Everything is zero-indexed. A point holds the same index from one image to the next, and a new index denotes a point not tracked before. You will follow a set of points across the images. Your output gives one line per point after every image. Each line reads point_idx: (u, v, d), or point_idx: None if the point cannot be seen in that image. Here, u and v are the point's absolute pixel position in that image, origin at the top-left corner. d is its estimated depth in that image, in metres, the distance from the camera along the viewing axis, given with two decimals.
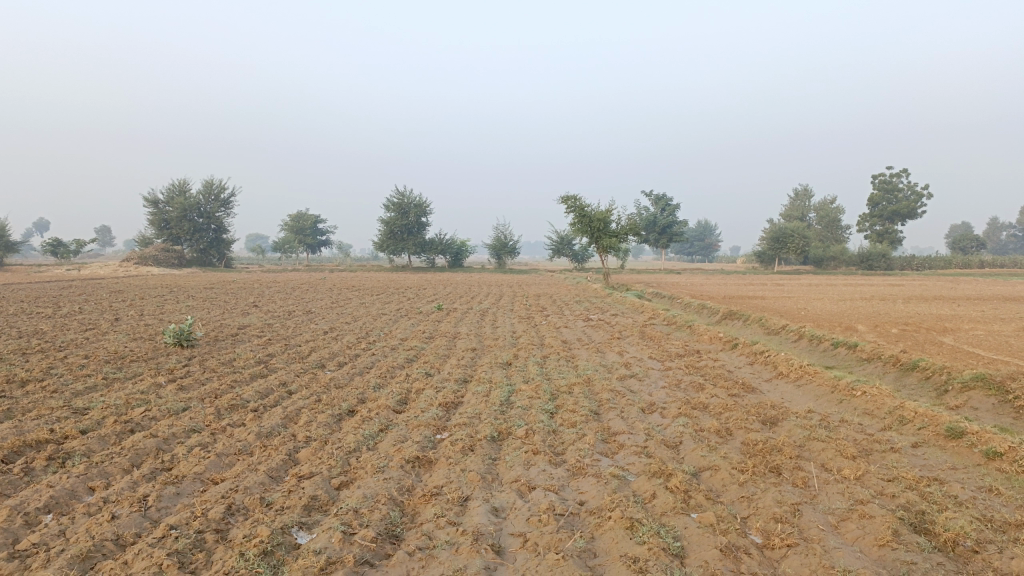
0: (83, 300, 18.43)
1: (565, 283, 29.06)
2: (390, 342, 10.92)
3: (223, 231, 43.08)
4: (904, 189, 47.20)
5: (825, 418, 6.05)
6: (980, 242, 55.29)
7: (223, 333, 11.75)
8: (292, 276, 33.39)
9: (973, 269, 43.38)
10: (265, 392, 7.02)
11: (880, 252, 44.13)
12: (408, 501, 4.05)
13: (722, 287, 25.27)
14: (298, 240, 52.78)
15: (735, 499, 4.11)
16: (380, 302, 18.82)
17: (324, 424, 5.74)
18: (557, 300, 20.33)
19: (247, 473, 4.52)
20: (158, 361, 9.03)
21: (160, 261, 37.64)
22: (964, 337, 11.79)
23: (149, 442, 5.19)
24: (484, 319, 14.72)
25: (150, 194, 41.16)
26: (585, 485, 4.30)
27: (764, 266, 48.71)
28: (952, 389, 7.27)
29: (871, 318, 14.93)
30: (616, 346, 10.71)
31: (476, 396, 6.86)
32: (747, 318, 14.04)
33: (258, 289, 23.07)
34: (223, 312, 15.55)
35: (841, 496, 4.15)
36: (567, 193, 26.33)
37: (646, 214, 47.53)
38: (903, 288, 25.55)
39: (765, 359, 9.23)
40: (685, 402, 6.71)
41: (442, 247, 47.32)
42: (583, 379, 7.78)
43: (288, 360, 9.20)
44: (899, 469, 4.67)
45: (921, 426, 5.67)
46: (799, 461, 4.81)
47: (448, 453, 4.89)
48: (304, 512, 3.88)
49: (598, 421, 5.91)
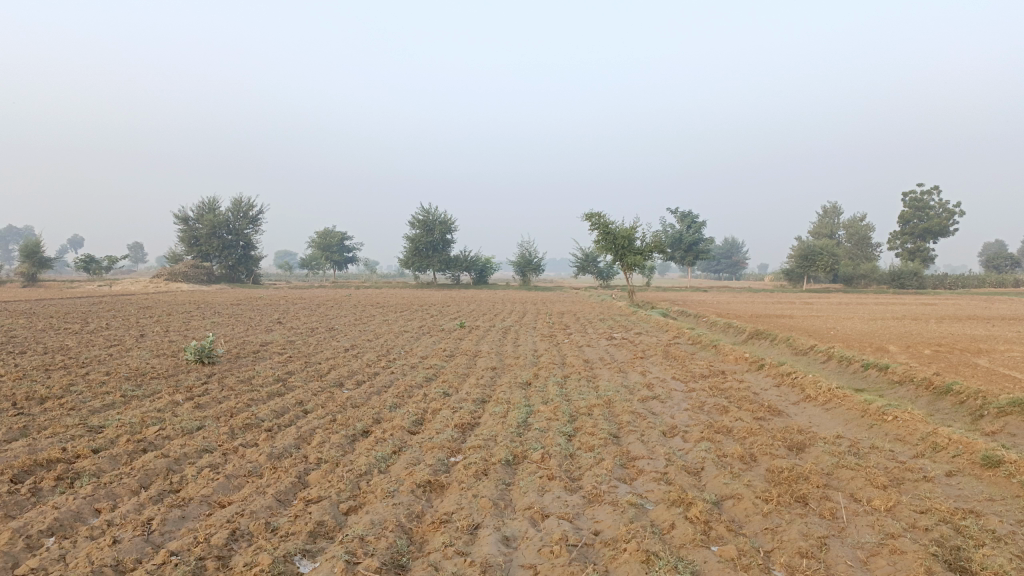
0: (111, 315, 18.62)
1: (589, 301, 28.85)
2: (410, 360, 10.83)
3: (252, 248, 43.52)
4: (935, 206, 46.38)
5: (854, 445, 5.82)
6: (1015, 261, 54.13)
7: (244, 350, 11.73)
8: (318, 292, 33.56)
9: (1008, 288, 42.40)
10: (281, 411, 6.95)
11: (912, 270, 43.30)
12: (417, 528, 3.92)
13: (748, 306, 24.95)
14: (325, 257, 53.14)
15: (758, 531, 3.92)
16: (403, 319, 18.78)
17: (337, 445, 5.63)
18: (581, 318, 20.13)
19: (255, 496, 4.42)
20: (177, 379, 9.01)
21: (189, 277, 38.05)
22: (1000, 359, 11.44)
23: (159, 462, 5.13)
24: (506, 337, 14.59)
25: (181, 211, 41.73)
26: (601, 514, 4.14)
27: (792, 284, 48.04)
28: (988, 413, 6.99)
29: (902, 339, 14.59)
30: (639, 366, 10.49)
31: (494, 417, 6.72)
32: (775, 338, 13.75)
33: (283, 306, 23.15)
34: (247, 328, 15.59)
35: (871, 529, 3.94)
36: (591, 210, 26.16)
37: (671, 231, 47.21)
38: (935, 308, 24.98)
39: (793, 380, 8.99)
40: (708, 425, 6.51)
41: (467, 265, 47.40)
42: (603, 400, 7.61)
43: (307, 377, 9.13)
44: (932, 500, 4.45)
45: (956, 454, 5.43)
46: (826, 491, 4.61)
47: (461, 477, 4.76)
48: (309, 539, 3.77)
49: (617, 445, 5.74)
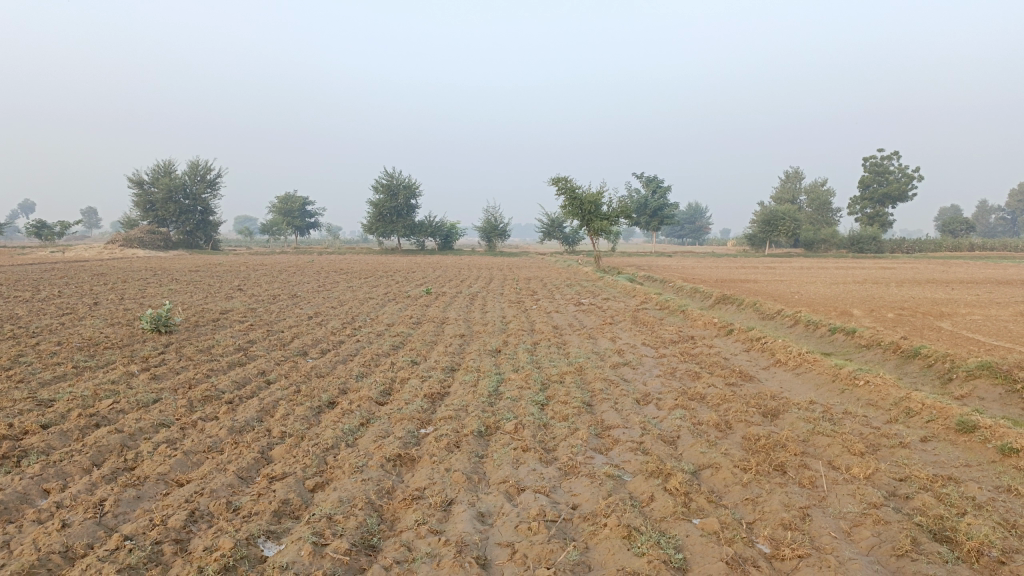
0: (63, 283, 17.97)
1: (555, 266, 28.75)
2: (376, 328, 10.59)
3: (211, 214, 42.51)
4: (895, 171, 46.99)
5: (828, 411, 5.78)
6: (969, 225, 55.20)
7: (204, 318, 11.38)
8: (280, 258, 32.96)
9: (963, 252, 43.28)
10: (242, 382, 6.69)
11: (871, 235, 43.95)
12: (387, 505, 3.75)
13: (713, 271, 25.06)
14: (287, 222, 52.23)
15: (739, 501, 3.83)
16: (367, 286, 18.45)
17: (302, 418, 5.42)
18: (548, 283, 19.99)
19: (215, 473, 4.20)
20: (133, 348, 8.68)
21: (145, 244, 37.03)
22: (962, 322, 11.57)
23: (113, 438, 4.86)
24: (473, 303, 14.39)
25: (135, 174, 40.49)
26: (578, 487, 4.00)
27: (755, 249, 48.45)
28: (957, 377, 7.02)
29: (866, 302, 14.72)
30: (609, 332, 10.39)
31: (464, 386, 6.56)
32: (742, 302, 13.77)
33: (244, 272, 22.60)
34: (206, 296, 15.15)
35: (853, 498, 3.88)
36: (557, 175, 25.87)
37: (637, 196, 47.19)
38: (895, 272, 25.32)
39: (762, 345, 8.95)
40: (681, 392, 6.42)
41: (432, 230, 46.93)
42: (574, 367, 7.49)
43: (269, 347, 8.85)
44: (910, 466, 4.40)
45: (929, 419, 5.40)
46: (805, 458, 4.53)
47: (432, 451, 4.59)
48: (274, 519, 3.57)
49: (591, 414, 5.61)
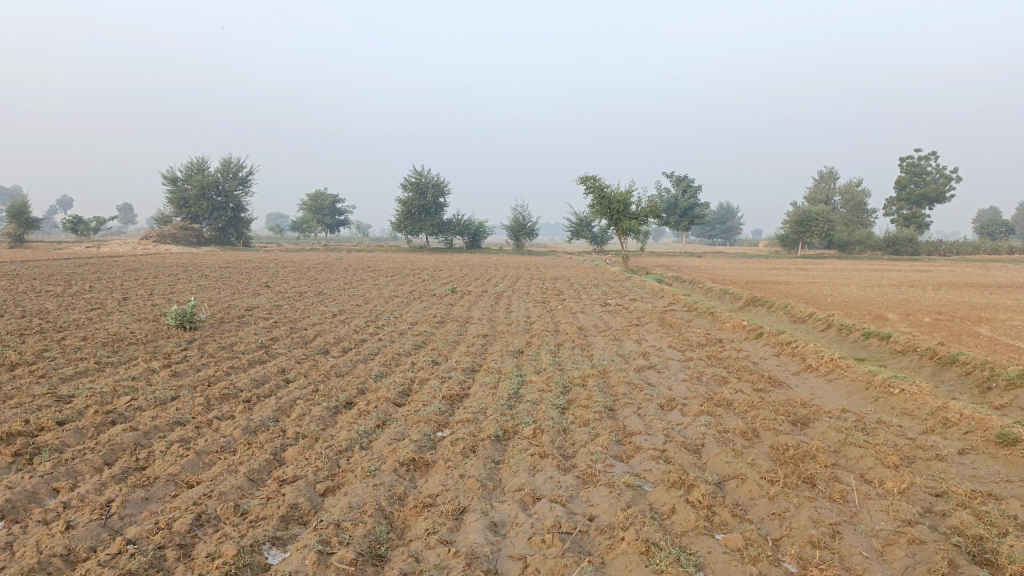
0: (95, 278, 18.19)
1: (583, 266, 28.54)
2: (399, 326, 10.52)
3: (242, 210, 42.91)
4: (933, 172, 45.95)
5: (860, 420, 5.56)
6: (1009, 228, 53.85)
7: (229, 315, 11.39)
8: (310, 255, 33.14)
9: (1002, 255, 42.23)
10: (261, 381, 6.64)
11: (907, 236, 43.02)
12: (398, 512, 3.64)
13: (743, 272, 24.66)
14: (317, 220, 52.57)
15: (764, 516, 3.65)
16: (394, 284, 18.42)
17: (317, 418, 5.33)
18: (575, 283, 19.82)
19: (225, 475, 4.13)
20: (156, 345, 8.68)
21: (178, 240, 37.52)
22: (1002, 328, 11.19)
23: (127, 436, 4.82)
24: (498, 303, 14.28)
25: (169, 171, 41.01)
26: (596, 497, 3.85)
27: (787, 250, 47.73)
28: (997, 386, 6.74)
29: (901, 306, 14.33)
30: (635, 334, 10.20)
31: (484, 387, 6.44)
32: (772, 305, 13.48)
33: (272, 269, 22.69)
34: (233, 292, 15.22)
35: (885, 515, 3.68)
36: (585, 174, 25.62)
37: (667, 196, 46.70)
38: (932, 274, 24.71)
39: (793, 350, 8.70)
40: (707, 397, 6.24)
41: (460, 228, 46.93)
42: (598, 370, 7.33)
43: (291, 344, 8.81)
44: (947, 481, 4.18)
45: (968, 431, 5.16)
46: (835, 471, 4.33)
47: (448, 455, 4.46)
48: (281, 525, 3.47)
49: (613, 419, 5.45)
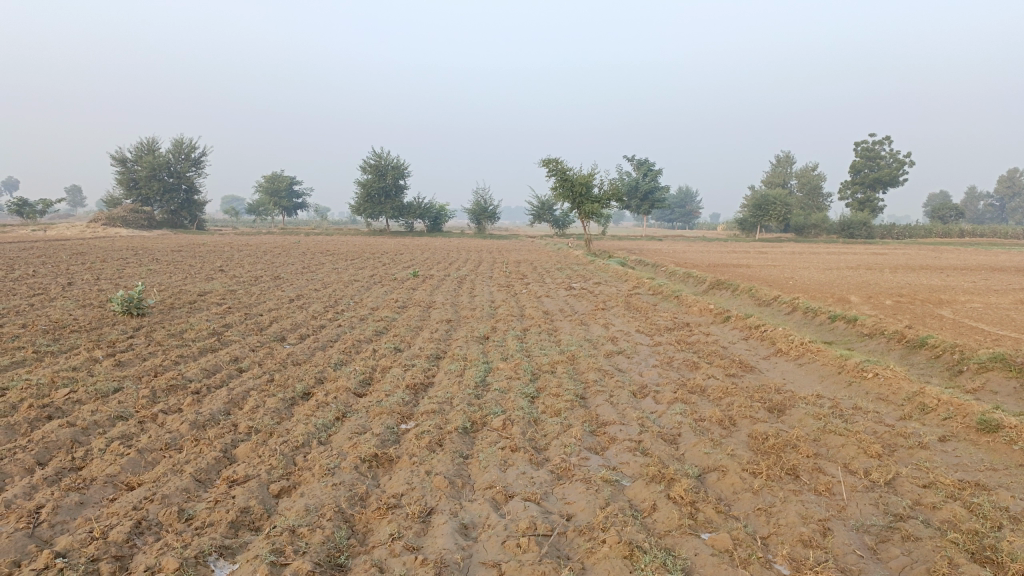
0: (39, 262, 17.40)
1: (545, 249, 28.33)
2: (359, 312, 10.17)
3: (196, 193, 41.71)
4: (887, 156, 46.69)
5: (837, 406, 5.42)
6: (958, 212, 55.06)
7: (180, 300, 10.89)
8: (266, 239, 32.36)
9: (953, 238, 43.20)
10: (211, 370, 6.26)
11: (861, 220, 43.69)
12: (360, 515, 3.35)
13: (704, 256, 24.75)
14: (274, 202, 51.45)
15: (750, 512, 3.46)
16: (353, 268, 17.97)
17: (272, 411, 5.00)
18: (539, 266, 19.59)
19: (170, 476, 3.79)
20: (100, 332, 8.20)
21: (128, 223, 36.34)
22: (962, 310, 11.28)
23: (63, 433, 4.44)
24: (461, 287, 13.96)
25: (118, 151, 39.61)
26: (572, 494, 3.61)
27: (745, 233, 48.18)
28: (968, 369, 6.69)
29: (862, 289, 14.42)
30: (602, 318, 10.01)
31: (449, 375, 6.17)
32: (737, 289, 13.42)
33: (227, 253, 21.97)
34: (185, 277, 14.65)
35: (875, 509, 3.52)
36: (547, 157, 25.28)
37: (628, 180, 46.68)
38: (887, 257, 24.99)
39: (762, 334, 8.59)
40: (681, 384, 6.06)
41: (420, 211, 46.31)
42: (566, 356, 7.10)
43: (245, 331, 8.41)
44: (932, 471, 4.04)
45: (947, 417, 5.04)
46: (818, 461, 4.16)
47: (413, 450, 4.18)
48: (230, 532, 3.17)
49: (585, 409, 5.23)
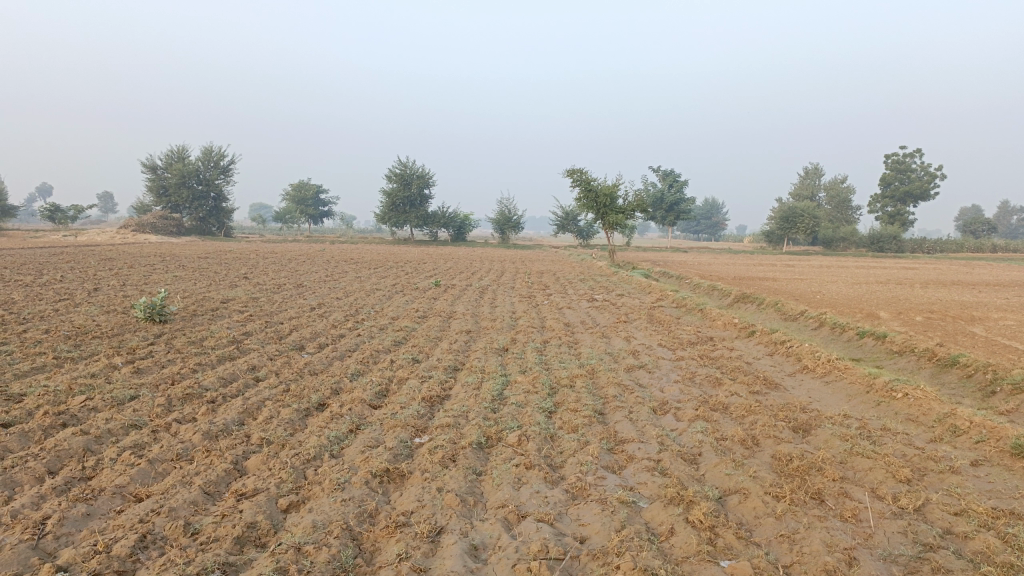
0: (68, 267, 17.64)
1: (568, 260, 28.22)
2: (379, 321, 10.14)
3: (224, 200, 42.20)
4: (917, 169, 46.00)
5: (864, 427, 5.25)
6: (991, 226, 54.04)
7: (202, 307, 10.93)
8: (291, 246, 32.64)
9: (985, 253, 42.39)
10: (228, 379, 6.24)
11: (891, 234, 43.03)
12: (368, 533, 3.27)
13: (729, 268, 24.48)
14: (300, 211, 51.93)
15: (772, 538, 3.32)
16: (376, 277, 17.99)
17: (286, 422, 4.94)
18: (562, 277, 19.46)
19: (179, 488, 3.74)
20: (121, 339, 8.23)
21: (158, 229, 36.84)
22: (995, 327, 10.99)
23: (75, 441, 4.41)
24: (483, 298, 13.89)
25: (148, 159, 40.18)
26: (587, 515, 3.50)
27: (772, 246, 47.69)
28: (1001, 390, 6.47)
29: (891, 304, 14.14)
30: (623, 331, 9.88)
31: (466, 388, 6.08)
32: (762, 303, 13.21)
33: (252, 260, 22.13)
34: (210, 284, 14.76)
35: (903, 538, 3.37)
36: (572, 167, 25.17)
37: (654, 191, 46.46)
38: (917, 272, 24.54)
39: (787, 350, 8.40)
40: (702, 400, 5.91)
41: (445, 221, 46.43)
42: (586, 369, 6.98)
43: (264, 339, 8.40)
44: (964, 498, 3.87)
45: (979, 440, 4.85)
46: (844, 485, 4.01)
47: (426, 466, 4.10)
48: (235, 548, 3.10)
49: (603, 425, 5.11)
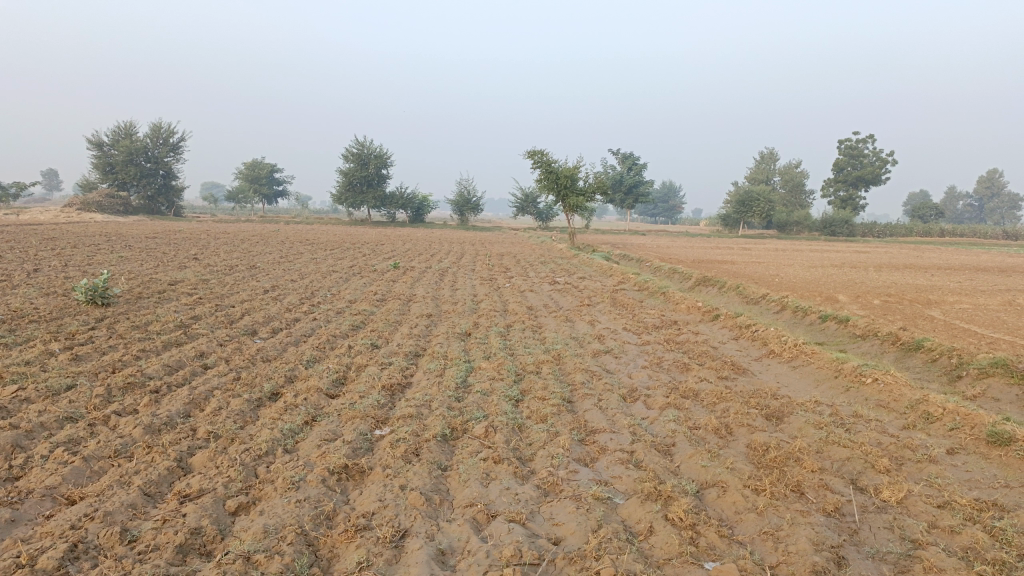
0: (7, 247, 16.80)
1: (527, 243, 27.95)
2: (336, 304, 9.79)
3: (173, 178, 40.89)
4: (869, 154, 46.77)
5: (836, 414, 5.14)
6: (939, 211, 55.29)
7: (150, 290, 10.42)
8: (244, 226, 31.75)
9: (933, 237, 43.40)
10: (174, 366, 5.87)
11: (843, 218, 43.76)
12: (326, 539, 3.01)
13: (688, 251, 24.48)
14: (254, 190, 50.72)
15: (756, 536, 3.16)
16: (332, 258, 17.53)
17: (236, 414, 4.63)
18: (522, 260, 19.23)
19: (116, 489, 3.42)
20: (60, 323, 7.75)
21: (104, 208, 35.52)
22: (952, 311, 11.09)
23: (3, 437, 4.04)
24: (443, 280, 13.58)
25: (94, 135, 38.70)
26: (560, 514, 3.29)
27: (728, 229, 48.12)
28: (967, 374, 6.44)
29: (848, 287, 14.23)
30: (587, 314, 9.70)
31: (428, 375, 5.82)
32: (723, 286, 13.17)
33: (204, 241, 21.42)
34: (157, 265, 14.15)
35: (890, 533, 3.24)
36: (532, 149, 24.84)
37: (612, 173, 46.43)
38: (868, 255, 24.94)
39: (753, 333, 8.31)
40: (672, 387, 5.74)
41: (403, 201, 45.76)
42: (552, 355, 6.77)
43: (215, 324, 8.00)
44: (946, 489, 3.76)
45: (954, 427, 4.77)
46: (824, 477, 3.87)
47: (388, 461, 3.84)
48: (178, 558, 2.82)
49: (572, 414, 4.90)
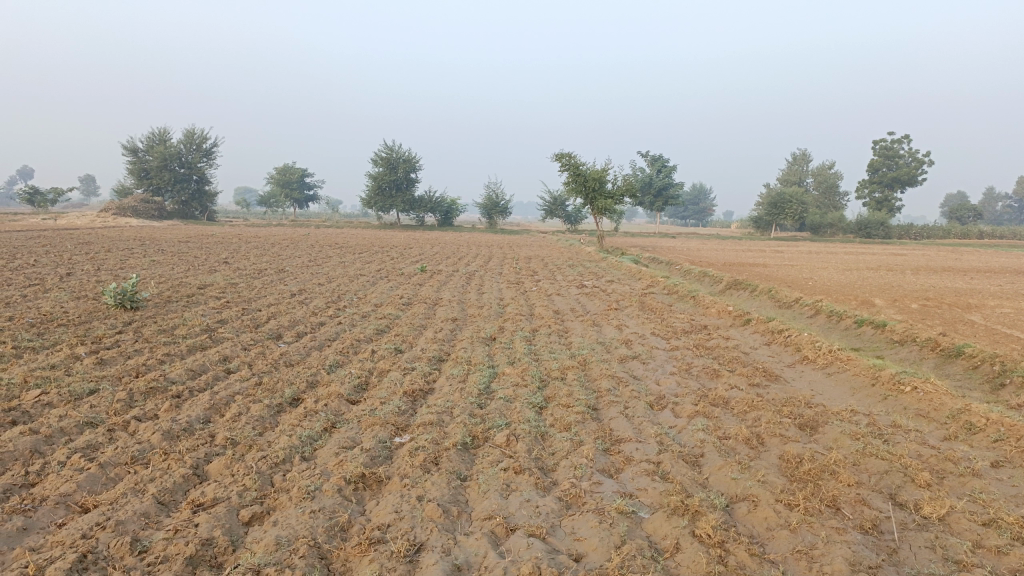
0: (43, 251, 17.08)
1: (556, 245, 27.78)
2: (362, 308, 9.75)
3: (206, 183, 41.42)
4: (905, 155, 45.85)
5: (873, 424, 4.94)
6: (978, 213, 54.03)
7: (178, 293, 10.47)
8: (274, 230, 32.03)
9: (972, 239, 42.39)
10: (197, 371, 5.84)
11: (878, 221, 42.93)
12: (339, 552, 2.92)
13: (718, 253, 24.14)
14: (285, 194, 51.23)
15: (788, 554, 3.00)
16: (360, 262, 17.55)
17: (255, 420, 4.57)
18: (550, 263, 19.10)
19: (130, 497, 3.36)
20: (89, 327, 7.79)
21: (139, 213, 36.10)
22: (993, 315, 10.73)
23: (22, 442, 4.01)
24: (470, 284, 13.51)
25: (129, 141, 39.37)
26: (583, 529, 3.16)
27: (760, 232, 47.50)
28: (1011, 383, 6.18)
29: (884, 291, 13.88)
30: (615, 319, 9.55)
31: (451, 381, 5.72)
32: (755, 289, 12.91)
33: (234, 244, 21.61)
34: (188, 269, 14.27)
35: (932, 554, 3.06)
36: (560, 151, 24.70)
37: (642, 176, 46.09)
38: (905, 258, 24.38)
39: (785, 339, 8.09)
40: (701, 395, 5.58)
41: (431, 205, 45.87)
42: (578, 361, 6.63)
43: (240, 328, 7.99)
44: (991, 505, 3.56)
45: (998, 439, 4.55)
46: (861, 491, 3.70)
47: (406, 470, 3.75)
48: (188, 570, 2.74)
49: (597, 422, 4.77)
